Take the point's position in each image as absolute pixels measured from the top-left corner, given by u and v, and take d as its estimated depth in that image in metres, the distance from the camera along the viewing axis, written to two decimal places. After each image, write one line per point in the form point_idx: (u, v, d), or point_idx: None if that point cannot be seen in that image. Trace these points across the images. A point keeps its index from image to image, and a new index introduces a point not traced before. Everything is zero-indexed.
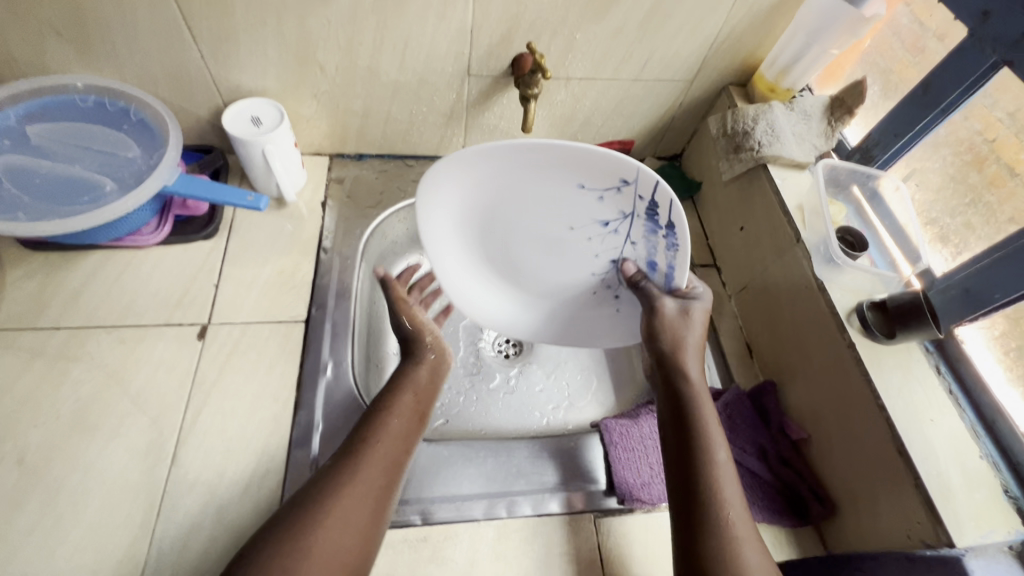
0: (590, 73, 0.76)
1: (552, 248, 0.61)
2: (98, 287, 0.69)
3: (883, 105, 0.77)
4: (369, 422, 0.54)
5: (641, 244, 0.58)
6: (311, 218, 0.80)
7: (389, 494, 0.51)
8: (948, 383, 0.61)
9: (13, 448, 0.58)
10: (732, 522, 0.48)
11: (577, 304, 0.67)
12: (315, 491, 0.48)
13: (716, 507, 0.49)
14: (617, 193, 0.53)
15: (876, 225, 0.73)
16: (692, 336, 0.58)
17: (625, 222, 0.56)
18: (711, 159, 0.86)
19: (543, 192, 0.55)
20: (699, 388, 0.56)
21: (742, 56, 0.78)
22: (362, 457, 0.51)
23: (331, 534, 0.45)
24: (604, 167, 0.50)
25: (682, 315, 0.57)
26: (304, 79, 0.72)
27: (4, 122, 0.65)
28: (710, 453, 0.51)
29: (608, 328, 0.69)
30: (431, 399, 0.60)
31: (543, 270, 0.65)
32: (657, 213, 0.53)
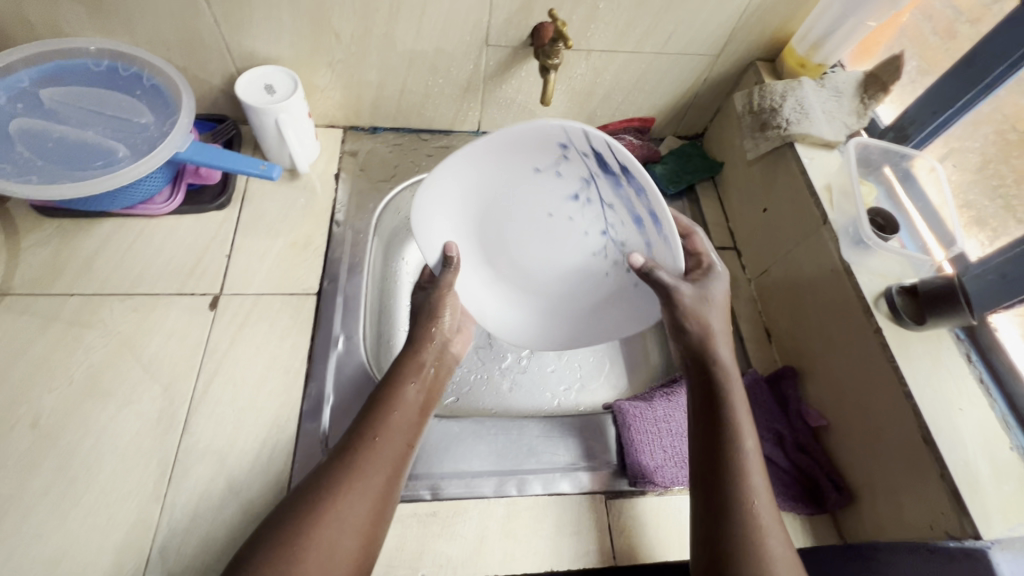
0: (613, 45, 0.73)
1: (552, 238, 0.61)
2: (111, 255, 0.69)
3: (921, 82, 0.75)
4: (368, 418, 0.52)
5: (620, 204, 0.53)
6: (324, 191, 0.79)
7: (391, 492, 0.49)
8: (979, 372, 0.59)
9: (28, 411, 0.59)
10: (757, 510, 0.46)
11: (596, 296, 0.63)
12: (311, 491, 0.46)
13: (744, 496, 0.47)
14: (567, 156, 0.51)
15: (908, 208, 0.71)
16: (717, 321, 0.55)
17: (596, 183, 0.53)
18: (735, 138, 0.83)
19: (511, 184, 0.56)
20: (731, 374, 0.54)
21: (772, 29, 0.75)
22: (362, 453, 0.49)
23: (327, 536, 0.44)
24: (534, 140, 0.50)
25: (703, 300, 0.54)
26: (318, 47, 0.70)
27: (18, 85, 0.64)
28: (738, 441, 0.49)
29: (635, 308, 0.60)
30: (435, 394, 0.59)
31: (554, 265, 0.63)
32: (606, 165, 0.49)
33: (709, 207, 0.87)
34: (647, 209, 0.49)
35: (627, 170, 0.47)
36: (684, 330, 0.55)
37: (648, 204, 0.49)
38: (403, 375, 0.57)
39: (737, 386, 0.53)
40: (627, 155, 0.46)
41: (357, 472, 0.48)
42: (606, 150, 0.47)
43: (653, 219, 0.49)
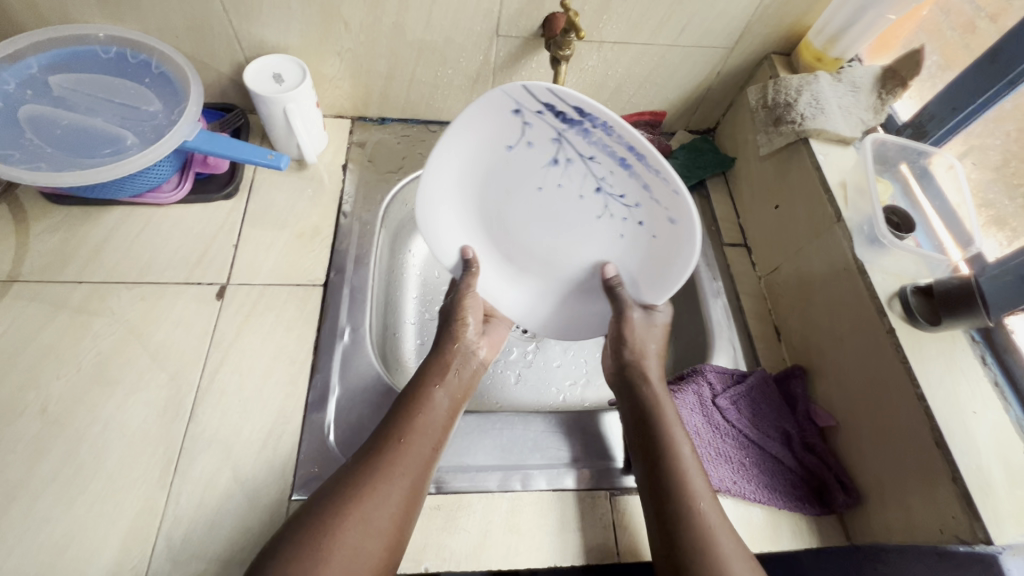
0: (625, 37, 0.72)
1: (558, 217, 0.56)
2: (119, 243, 0.69)
3: (940, 77, 0.74)
4: (395, 422, 0.52)
5: (599, 154, 0.48)
6: (332, 181, 0.79)
7: (417, 496, 0.49)
8: (994, 375, 0.58)
9: (37, 397, 0.59)
10: (704, 513, 0.48)
11: (622, 262, 0.58)
12: (340, 492, 0.47)
13: (687, 500, 0.49)
14: (529, 120, 0.49)
15: (924, 207, 0.69)
16: (652, 347, 0.59)
17: (568, 141, 0.49)
18: (747, 133, 0.82)
19: (496, 170, 0.55)
20: (660, 391, 0.58)
21: (788, 22, 0.73)
22: (390, 455, 0.49)
23: (354, 538, 0.44)
24: (491, 114, 0.50)
25: (648, 326, 0.59)
26: (327, 35, 0.70)
27: (27, 71, 0.64)
28: (672, 448, 0.52)
29: (668, 262, 0.53)
30: (462, 399, 0.59)
31: (572, 245, 0.59)
32: (564, 117, 0.46)
33: (720, 203, 0.86)
34: (623, 143, 0.45)
35: (584, 107, 0.44)
36: (621, 351, 0.59)
37: (622, 135, 0.45)
38: (431, 378, 0.57)
39: (667, 400, 0.57)
40: (573, 93, 0.43)
41: (385, 474, 0.48)
42: (554, 100, 0.44)
43: (632, 151, 0.46)
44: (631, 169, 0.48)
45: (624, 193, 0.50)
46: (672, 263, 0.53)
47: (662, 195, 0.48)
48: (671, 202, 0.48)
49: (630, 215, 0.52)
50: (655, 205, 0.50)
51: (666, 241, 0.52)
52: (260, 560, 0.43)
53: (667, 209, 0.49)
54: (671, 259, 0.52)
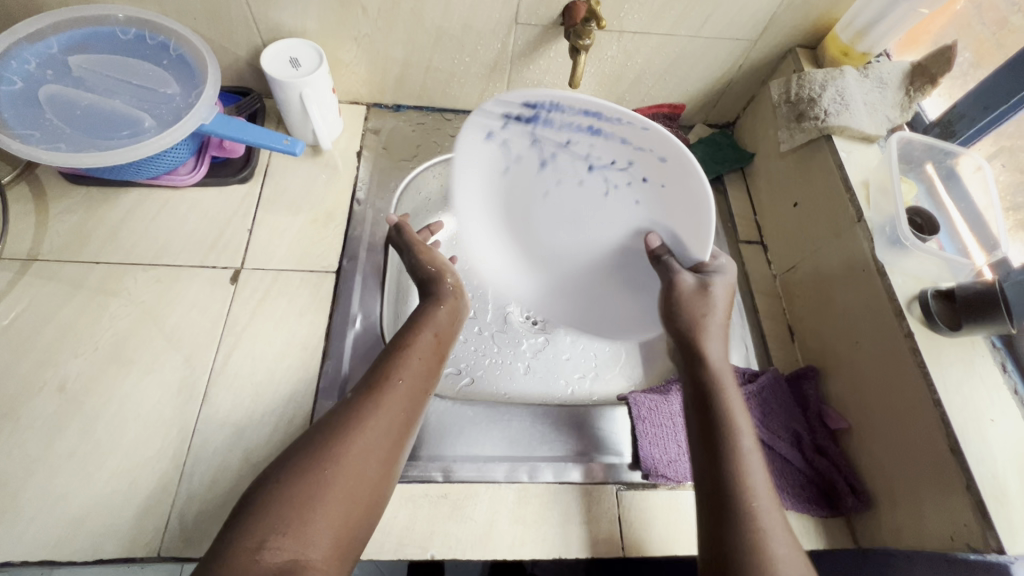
0: (646, 27, 0.71)
1: (576, 211, 0.56)
2: (135, 224, 0.70)
3: (973, 75, 0.71)
4: (384, 363, 0.52)
5: (573, 135, 0.49)
6: (346, 167, 0.79)
7: (407, 431, 0.49)
8: (1014, 382, 0.57)
9: (55, 375, 0.60)
10: (759, 512, 0.44)
11: (652, 227, 0.54)
12: (331, 427, 0.46)
13: (742, 495, 0.44)
14: (504, 136, 0.52)
15: (948, 208, 0.68)
16: (714, 317, 0.52)
17: (542, 138, 0.51)
18: (768, 128, 0.80)
19: (507, 195, 0.59)
20: (723, 372, 0.51)
21: (815, 15, 0.71)
22: (382, 392, 0.49)
23: (353, 471, 0.44)
24: (475, 146, 0.55)
25: (704, 291, 0.52)
26: (345, 20, 0.69)
27: (47, 51, 0.65)
28: (732, 439, 0.47)
29: (692, 203, 0.48)
30: (447, 343, 0.58)
31: (604, 235, 0.58)
32: (523, 117, 0.49)
33: (738, 199, 0.85)
34: (578, 113, 0.47)
35: (533, 99, 0.47)
36: (676, 325, 0.53)
37: (572, 104, 0.46)
38: (417, 325, 0.57)
39: (732, 387, 0.50)
40: (515, 90, 0.47)
41: (378, 409, 0.48)
42: (505, 104, 0.49)
43: (591, 117, 0.47)
44: (603, 132, 0.48)
45: (614, 158, 0.50)
46: (692, 205, 0.49)
47: (646, 139, 0.47)
48: (656, 140, 0.46)
49: (631, 173, 0.50)
50: (645, 153, 0.48)
51: (680, 185, 0.48)
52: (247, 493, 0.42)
53: (655, 151, 0.47)
54: (692, 196, 0.48)
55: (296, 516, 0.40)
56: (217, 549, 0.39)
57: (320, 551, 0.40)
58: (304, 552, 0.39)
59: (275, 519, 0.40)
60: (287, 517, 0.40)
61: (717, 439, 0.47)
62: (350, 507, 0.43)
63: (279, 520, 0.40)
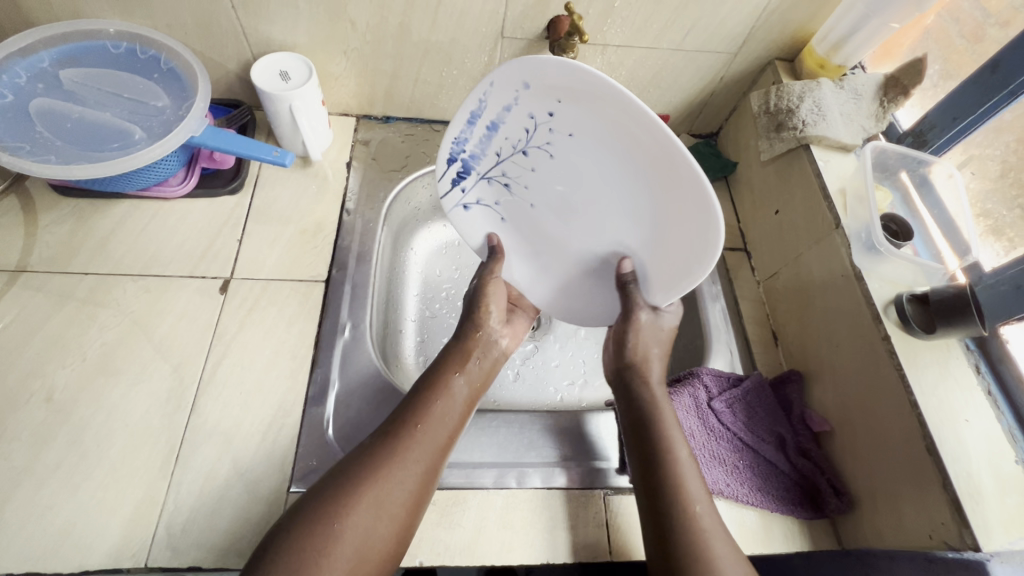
0: (629, 41, 0.73)
1: (565, 186, 0.55)
2: (125, 235, 0.70)
3: (943, 86, 0.74)
4: (409, 409, 0.53)
5: (495, 145, 0.57)
6: (335, 178, 0.80)
7: (430, 482, 0.50)
8: (987, 384, 0.59)
9: (43, 385, 0.60)
10: (699, 517, 0.47)
11: (594, 137, 0.49)
12: (344, 479, 0.47)
13: (682, 501, 0.48)
14: (477, 197, 0.63)
15: (923, 216, 0.70)
16: (657, 348, 0.58)
17: (488, 172, 0.60)
18: (749, 138, 0.82)
19: (526, 231, 0.63)
20: (658, 396, 0.56)
21: (793, 28, 0.74)
22: (402, 442, 0.50)
23: (363, 524, 0.45)
24: (471, 224, 0.65)
25: (656, 326, 0.57)
26: (334, 35, 0.71)
27: (38, 65, 0.66)
28: (670, 450, 0.51)
29: (565, 76, 0.45)
30: (480, 390, 0.59)
31: (606, 196, 0.52)
32: (461, 170, 0.62)
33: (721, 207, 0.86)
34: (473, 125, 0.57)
35: (450, 155, 0.61)
36: (623, 351, 0.57)
37: (462, 130, 0.58)
38: (444, 369, 0.57)
39: (666, 406, 0.55)
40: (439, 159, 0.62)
41: (397, 461, 0.48)
42: (445, 172, 0.63)
43: (479, 119, 0.56)
44: (499, 123, 0.55)
45: (525, 128, 0.53)
46: (576, 81, 0.45)
47: (503, 86, 0.51)
48: (502, 84, 0.51)
49: (535, 124, 0.52)
50: (524, 95, 0.51)
51: (544, 84, 0.48)
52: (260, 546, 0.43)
53: (517, 86, 0.50)
54: (553, 80, 0.47)
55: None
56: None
57: None
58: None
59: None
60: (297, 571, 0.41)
61: (656, 454, 0.51)
62: (360, 562, 0.44)
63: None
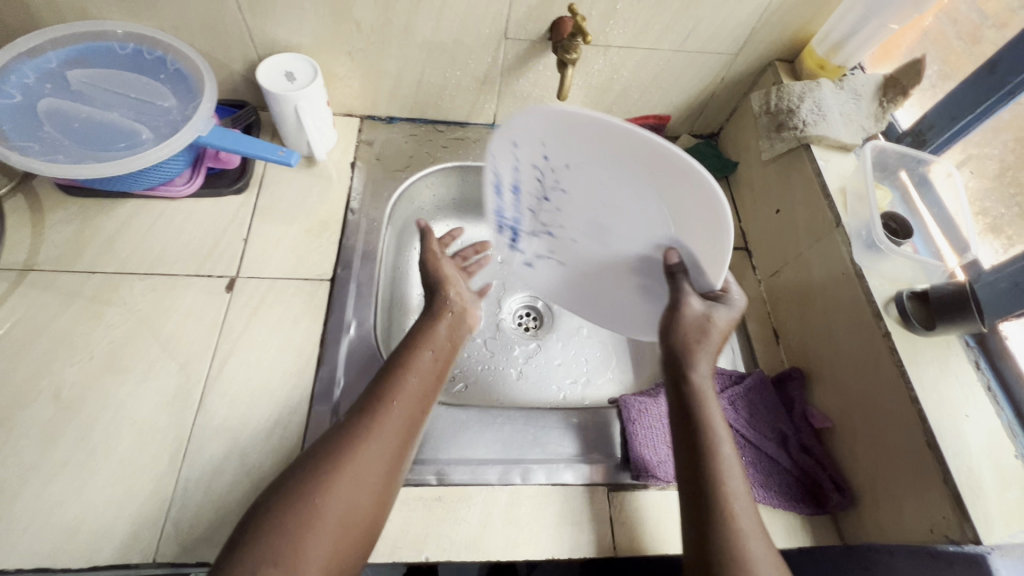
0: (631, 42, 0.73)
1: (594, 210, 0.56)
2: (131, 234, 0.71)
3: (941, 87, 0.75)
4: (381, 385, 0.54)
5: (523, 204, 0.63)
6: (339, 178, 0.80)
7: (404, 453, 0.51)
8: (987, 380, 0.59)
9: (51, 383, 0.61)
10: (738, 517, 0.47)
11: (581, 159, 0.51)
12: (321, 456, 0.47)
13: (722, 500, 0.48)
14: (533, 252, 0.69)
15: (922, 214, 0.71)
16: (707, 342, 0.54)
17: (529, 228, 0.66)
18: (750, 138, 0.83)
19: (586, 266, 0.66)
20: (705, 389, 0.54)
21: (793, 29, 0.75)
22: (375, 418, 0.50)
23: (344, 498, 0.46)
24: (539, 273, 0.72)
25: (705, 320, 0.54)
26: (339, 36, 0.71)
27: (46, 65, 0.66)
28: (715, 449, 0.51)
29: (533, 122, 0.51)
30: (448, 362, 0.60)
31: (622, 208, 0.54)
32: (514, 234, 0.69)
33: None
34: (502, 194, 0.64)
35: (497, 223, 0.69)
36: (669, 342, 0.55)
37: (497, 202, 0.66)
38: (413, 345, 0.58)
39: (713, 402, 0.53)
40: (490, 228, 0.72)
41: (371, 437, 0.49)
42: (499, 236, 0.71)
43: (502, 186, 0.63)
44: (518, 186, 0.61)
45: (535, 180, 0.58)
46: (541, 118, 0.49)
47: (503, 153, 0.59)
48: (500, 151, 0.58)
49: (541, 171, 0.56)
50: (520, 153, 0.56)
51: (526, 134, 0.53)
52: (243, 522, 0.44)
53: (512, 148, 0.57)
54: (528, 129, 0.52)
55: (291, 552, 0.42)
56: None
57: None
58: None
59: (270, 556, 0.42)
60: (281, 545, 0.42)
61: (700, 453, 0.51)
62: (343, 533, 0.45)
63: (276, 557, 0.42)
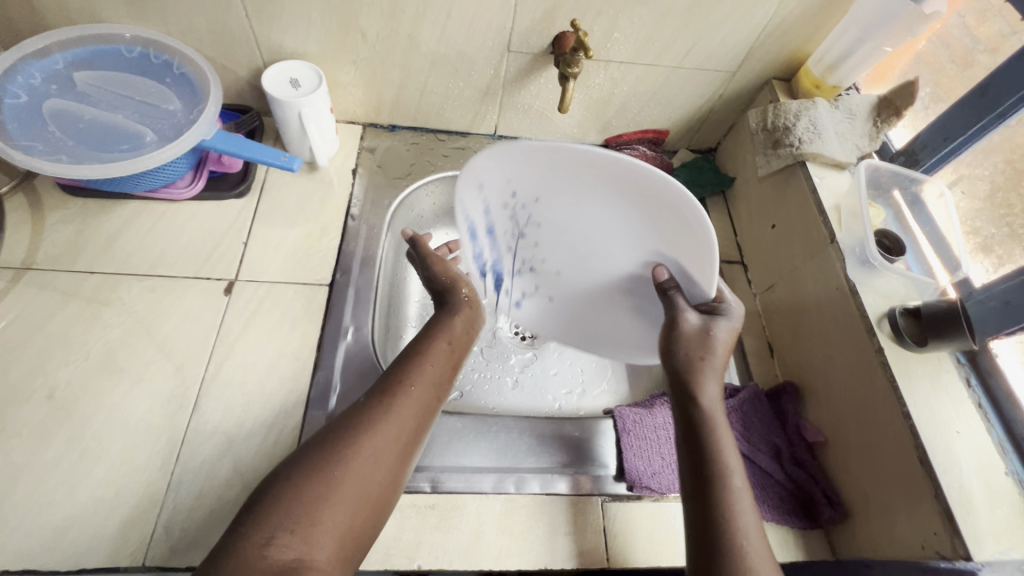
0: (631, 57, 0.75)
1: (571, 237, 0.59)
2: (131, 236, 0.71)
3: (934, 108, 0.76)
4: (400, 369, 0.53)
5: (501, 244, 0.65)
6: (341, 185, 0.81)
7: (418, 437, 0.51)
8: (978, 397, 0.60)
9: (45, 383, 0.60)
10: (748, 550, 0.46)
11: (549, 194, 0.54)
12: (339, 433, 0.47)
13: (733, 532, 0.46)
14: (520, 287, 0.72)
15: (915, 232, 0.72)
16: (712, 358, 0.54)
17: (513, 267, 0.68)
18: (746, 154, 0.84)
19: (573, 293, 0.68)
20: (714, 414, 0.52)
21: (789, 49, 0.76)
22: (394, 399, 0.50)
23: (362, 473, 0.46)
24: (530, 307, 0.75)
25: (706, 334, 0.53)
26: (344, 45, 0.72)
27: (53, 67, 0.67)
28: (726, 479, 0.49)
29: (495, 168, 0.53)
30: (461, 353, 0.59)
31: (598, 232, 0.56)
32: (495, 275, 0.70)
33: (719, 220, 0.88)
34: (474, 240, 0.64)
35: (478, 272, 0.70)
36: (672, 363, 0.54)
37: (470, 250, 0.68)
38: (431, 333, 0.58)
39: (723, 430, 0.52)
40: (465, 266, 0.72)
41: (386, 416, 0.49)
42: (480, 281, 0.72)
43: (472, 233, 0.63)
44: (494, 228, 0.63)
45: (510, 219, 0.61)
46: (504, 162, 0.52)
47: (469, 201, 0.59)
48: (468, 198, 0.59)
49: (512, 208, 0.59)
50: (490, 199, 0.59)
51: (491, 179, 0.55)
52: (258, 490, 0.44)
53: (476, 193, 0.58)
54: (490, 173, 0.54)
55: (303, 515, 0.42)
56: (220, 549, 0.40)
57: (326, 549, 0.42)
58: (308, 551, 0.41)
59: (284, 515, 0.42)
60: (297, 513, 0.42)
61: (709, 477, 0.49)
62: (360, 508, 0.45)
63: (288, 518, 0.42)
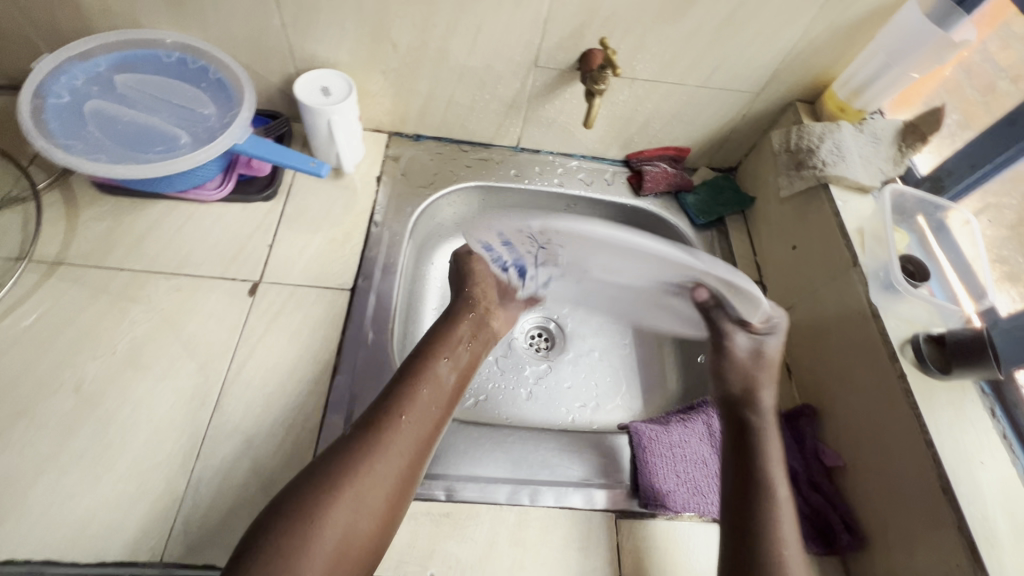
0: (657, 76, 0.76)
1: (594, 262, 0.69)
2: (161, 235, 0.72)
3: (960, 135, 0.76)
4: (385, 415, 0.56)
5: (529, 265, 0.72)
6: (365, 192, 0.82)
7: (405, 485, 0.53)
8: (1003, 428, 0.59)
9: (72, 376, 0.62)
10: (783, 545, 0.54)
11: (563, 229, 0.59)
12: (320, 484, 0.50)
13: (771, 529, 0.55)
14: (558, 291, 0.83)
15: (939, 258, 0.72)
16: (762, 374, 0.67)
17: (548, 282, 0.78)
18: (768, 174, 0.84)
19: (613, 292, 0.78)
20: (770, 430, 0.63)
21: (815, 72, 0.77)
22: (376, 451, 0.53)
23: (343, 524, 0.49)
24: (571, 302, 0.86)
25: (756, 353, 0.68)
26: (376, 55, 0.74)
27: (95, 69, 0.69)
28: (770, 488, 0.57)
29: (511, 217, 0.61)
30: (450, 399, 0.61)
31: (616, 256, 0.64)
32: (523, 272, 0.73)
33: (738, 240, 0.88)
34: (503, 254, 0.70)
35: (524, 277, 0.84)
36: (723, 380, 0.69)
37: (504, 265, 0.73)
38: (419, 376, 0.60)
39: (774, 445, 0.61)
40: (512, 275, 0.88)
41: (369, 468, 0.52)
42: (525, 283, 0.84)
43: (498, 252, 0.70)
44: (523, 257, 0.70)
45: (534, 250, 0.68)
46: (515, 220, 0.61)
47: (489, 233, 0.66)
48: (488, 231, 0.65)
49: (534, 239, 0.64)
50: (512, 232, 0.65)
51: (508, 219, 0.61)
52: (251, 530, 0.47)
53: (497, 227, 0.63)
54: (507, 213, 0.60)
55: (288, 563, 0.46)
56: None
57: None
58: None
59: (270, 560, 0.45)
60: (281, 561, 0.46)
61: (754, 481, 0.58)
62: (344, 555, 0.48)
63: (272, 564, 0.45)
